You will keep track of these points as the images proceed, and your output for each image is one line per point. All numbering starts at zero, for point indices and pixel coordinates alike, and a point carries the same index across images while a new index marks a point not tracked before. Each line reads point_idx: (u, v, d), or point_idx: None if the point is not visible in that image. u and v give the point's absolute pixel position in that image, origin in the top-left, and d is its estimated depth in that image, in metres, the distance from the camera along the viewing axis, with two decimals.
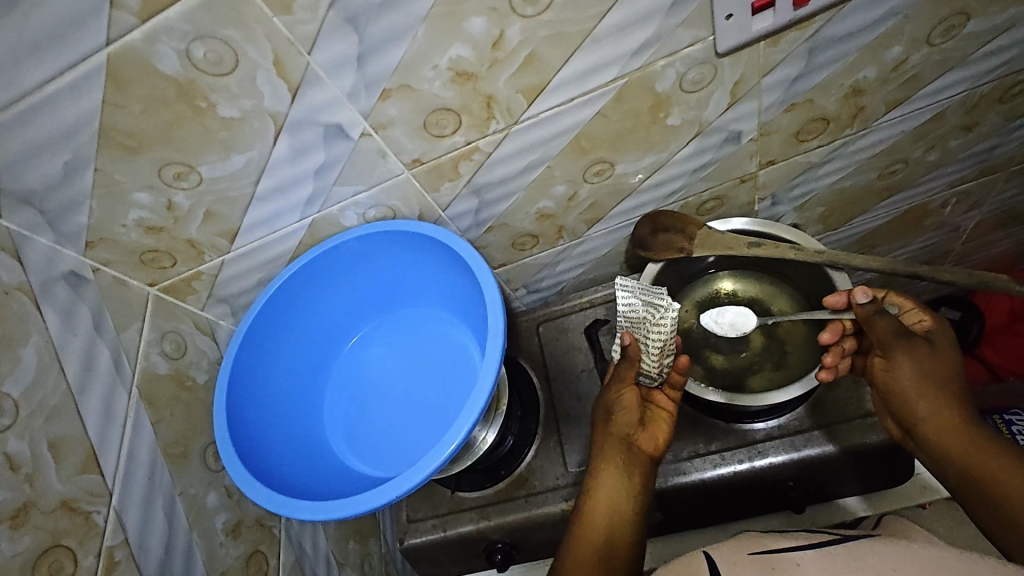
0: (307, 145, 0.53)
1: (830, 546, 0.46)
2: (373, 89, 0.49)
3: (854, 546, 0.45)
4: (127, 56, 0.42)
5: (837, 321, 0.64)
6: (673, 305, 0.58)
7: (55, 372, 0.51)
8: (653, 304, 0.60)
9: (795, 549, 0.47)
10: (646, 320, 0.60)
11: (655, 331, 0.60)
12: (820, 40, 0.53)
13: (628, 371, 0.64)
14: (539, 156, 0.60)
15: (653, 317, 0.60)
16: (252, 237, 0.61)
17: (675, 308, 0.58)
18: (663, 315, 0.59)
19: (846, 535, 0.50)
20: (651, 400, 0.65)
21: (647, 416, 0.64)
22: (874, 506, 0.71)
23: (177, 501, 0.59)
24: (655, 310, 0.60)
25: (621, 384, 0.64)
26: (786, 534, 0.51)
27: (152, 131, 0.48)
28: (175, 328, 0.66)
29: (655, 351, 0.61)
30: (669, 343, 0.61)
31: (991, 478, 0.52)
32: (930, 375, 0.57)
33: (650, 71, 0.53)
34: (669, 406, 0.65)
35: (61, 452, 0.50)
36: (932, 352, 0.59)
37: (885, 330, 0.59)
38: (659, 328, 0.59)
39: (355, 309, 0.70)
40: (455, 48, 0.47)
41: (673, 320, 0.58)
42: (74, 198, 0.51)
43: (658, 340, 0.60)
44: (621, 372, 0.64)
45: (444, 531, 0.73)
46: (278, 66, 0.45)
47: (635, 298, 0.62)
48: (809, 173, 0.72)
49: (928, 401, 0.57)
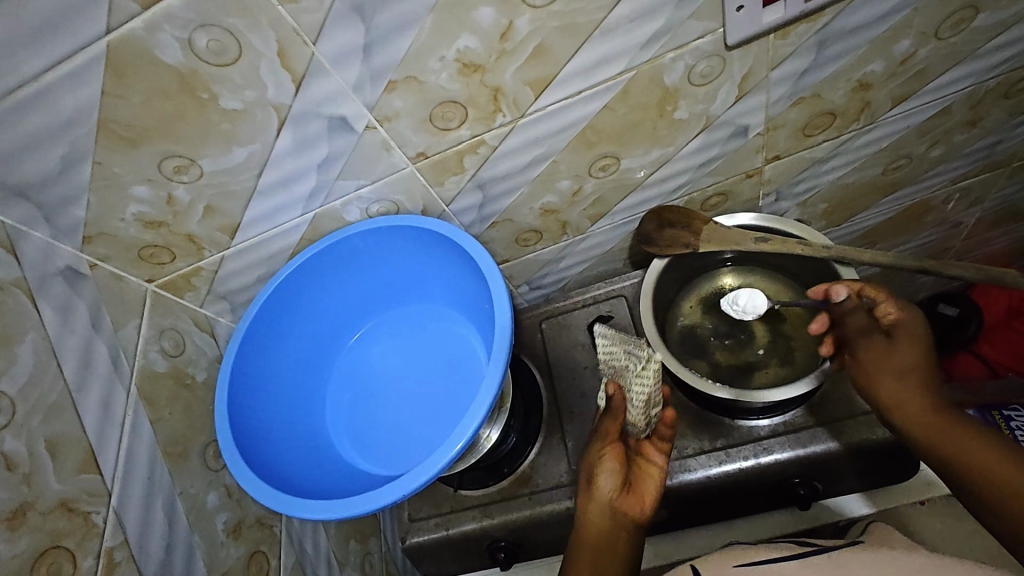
0: (311, 138, 0.52)
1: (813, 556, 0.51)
2: (378, 81, 0.48)
3: (840, 558, 0.50)
4: (128, 44, 0.41)
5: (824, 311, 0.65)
6: (653, 354, 0.58)
7: (53, 370, 0.50)
8: (634, 353, 0.59)
9: None
10: (628, 370, 0.60)
11: (638, 382, 0.59)
12: (829, 33, 0.53)
13: (613, 428, 0.63)
14: (544, 151, 0.59)
15: (635, 368, 0.59)
16: (252, 232, 0.60)
17: (657, 357, 0.57)
18: (644, 367, 0.58)
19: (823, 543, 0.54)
20: (640, 457, 0.64)
21: (634, 475, 0.63)
22: (875, 504, 0.71)
23: (177, 500, 0.58)
24: (636, 359, 0.59)
25: (602, 442, 0.63)
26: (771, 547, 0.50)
27: (152, 122, 0.47)
28: (173, 325, 0.65)
29: (641, 402, 0.60)
30: (654, 394, 0.60)
31: (985, 473, 0.52)
32: (911, 370, 0.59)
33: (659, 64, 0.52)
34: (659, 461, 0.64)
35: (59, 452, 0.48)
36: (902, 346, 0.61)
37: (861, 326, 0.62)
38: (641, 379, 0.59)
39: (358, 305, 0.69)
40: (463, 38, 0.46)
41: (654, 372, 0.58)
42: (72, 192, 0.50)
43: (642, 391, 0.59)
44: (605, 429, 0.64)
45: (447, 530, 0.72)
46: (282, 56, 0.44)
47: (615, 347, 0.61)
48: (814, 169, 0.71)
49: (910, 399, 0.58)
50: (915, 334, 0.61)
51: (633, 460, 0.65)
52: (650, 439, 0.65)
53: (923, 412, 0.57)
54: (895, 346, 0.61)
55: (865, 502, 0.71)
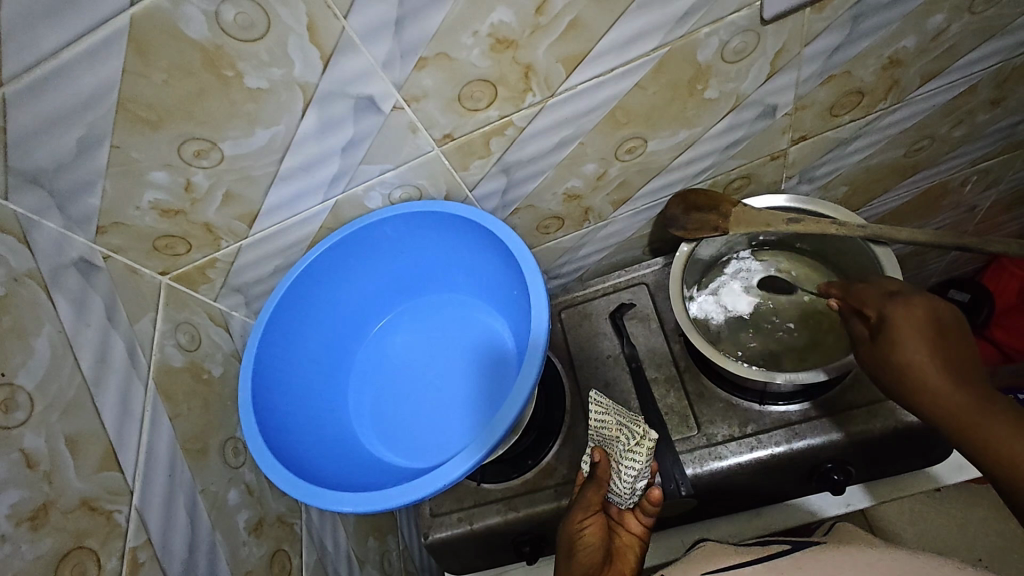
0: (336, 120, 0.50)
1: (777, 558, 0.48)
2: (408, 57, 0.46)
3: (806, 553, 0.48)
4: (153, 18, 0.39)
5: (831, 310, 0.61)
6: (652, 432, 0.57)
7: (69, 365, 0.48)
8: (629, 427, 0.58)
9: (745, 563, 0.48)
10: (619, 443, 0.58)
11: (628, 456, 0.56)
12: (864, 7, 0.52)
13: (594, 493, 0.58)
14: (571, 132, 0.57)
15: (627, 442, 0.57)
16: (271, 221, 0.58)
17: (656, 435, 0.56)
18: (638, 443, 0.56)
19: (793, 541, 0.52)
20: (621, 526, 0.58)
21: (616, 546, 0.56)
22: (876, 496, 0.72)
23: (199, 498, 0.56)
24: (632, 433, 0.57)
25: (586, 510, 0.58)
26: (745, 549, 0.53)
27: (173, 103, 0.45)
28: (188, 319, 0.62)
29: (630, 475, 0.56)
30: (642, 471, 0.57)
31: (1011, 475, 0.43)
32: (937, 357, 0.48)
33: (693, 39, 0.51)
34: (639, 531, 0.58)
35: (78, 449, 0.46)
36: (910, 326, 0.50)
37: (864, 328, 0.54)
38: (634, 454, 0.56)
39: (380, 294, 0.68)
40: (497, 12, 0.44)
41: (647, 449, 0.56)
42: (87, 178, 0.48)
43: (631, 468, 0.56)
44: (588, 496, 0.58)
45: (470, 525, 0.70)
46: (311, 30, 0.43)
47: (609, 417, 0.59)
48: (838, 150, 0.71)
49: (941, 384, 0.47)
50: (928, 313, 0.50)
51: (613, 531, 0.58)
52: (634, 509, 0.59)
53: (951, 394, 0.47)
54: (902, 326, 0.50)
55: (866, 495, 0.72)
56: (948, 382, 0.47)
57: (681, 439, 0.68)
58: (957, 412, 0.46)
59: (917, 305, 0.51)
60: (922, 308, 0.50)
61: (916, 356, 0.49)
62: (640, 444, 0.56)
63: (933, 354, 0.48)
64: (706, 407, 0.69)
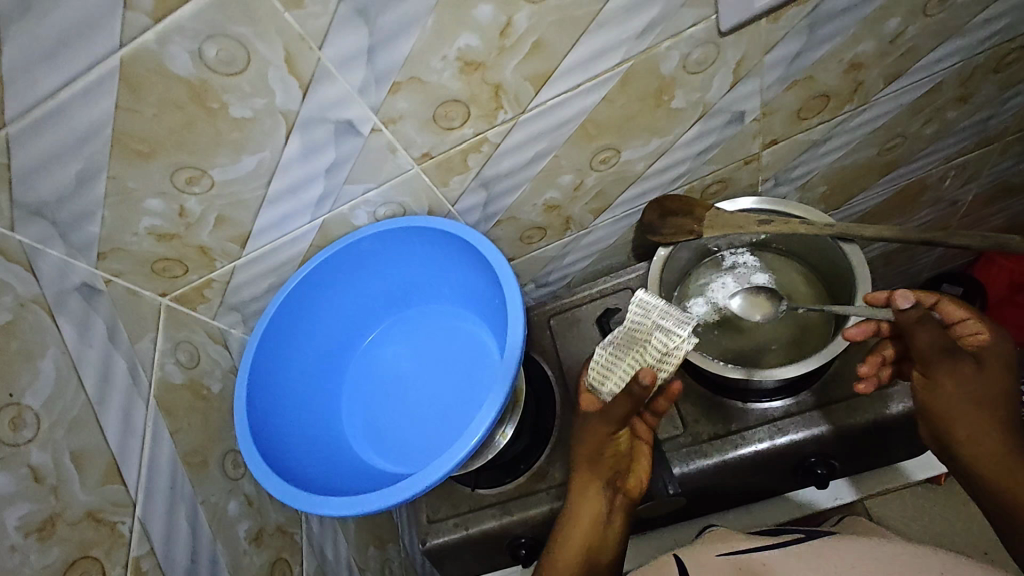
0: (318, 144, 0.53)
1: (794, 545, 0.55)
2: (383, 82, 0.49)
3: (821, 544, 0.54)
4: (140, 58, 0.42)
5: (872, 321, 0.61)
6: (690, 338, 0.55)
7: (74, 384, 0.50)
8: (661, 334, 0.55)
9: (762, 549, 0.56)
10: (649, 352, 0.56)
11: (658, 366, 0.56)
12: (819, 15, 0.54)
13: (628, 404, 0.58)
14: (544, 146, 0.60)
15: (659, 350, 0.55)
16: (262, 241, 0.61)
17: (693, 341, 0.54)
18: (670, 351, 0.55)
19: (807, 532, 0.59)
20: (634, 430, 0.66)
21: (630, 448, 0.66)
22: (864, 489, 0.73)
23: (199, 509, 0.59)
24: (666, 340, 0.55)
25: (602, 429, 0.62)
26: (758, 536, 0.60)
27: (164, 135, 0.48)
28: (187, 338, 0.65)
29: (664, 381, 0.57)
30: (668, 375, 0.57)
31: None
32: (965, 398, 0.57)
33: (655, 53, 0.53)
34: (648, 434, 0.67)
35: (83, 464, 0.49)
36: (987, 375, 0.57)
37: (931, 344, 0.56)
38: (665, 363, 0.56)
39: (370, 307, 0.70)
40: (464, 36, 0.47)
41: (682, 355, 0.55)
42: (87, 208, 0.51)
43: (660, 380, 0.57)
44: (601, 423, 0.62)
45: (466, 530, 0.72)
46: (289, 62, 0.45)
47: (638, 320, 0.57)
48: (810, 152, 0.73)
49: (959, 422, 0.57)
50: (1001, 358, 0.58)
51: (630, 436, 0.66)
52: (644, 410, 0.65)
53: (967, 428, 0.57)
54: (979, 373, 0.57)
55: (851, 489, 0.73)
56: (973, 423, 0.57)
57: (668, 438, 0.69)
58: (978, 452, 0.57)
59: (1001, 352, 0.58)
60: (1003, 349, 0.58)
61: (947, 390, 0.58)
62: (674, 351, 0.55)
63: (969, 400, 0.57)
64: (691, 406, 0.70)
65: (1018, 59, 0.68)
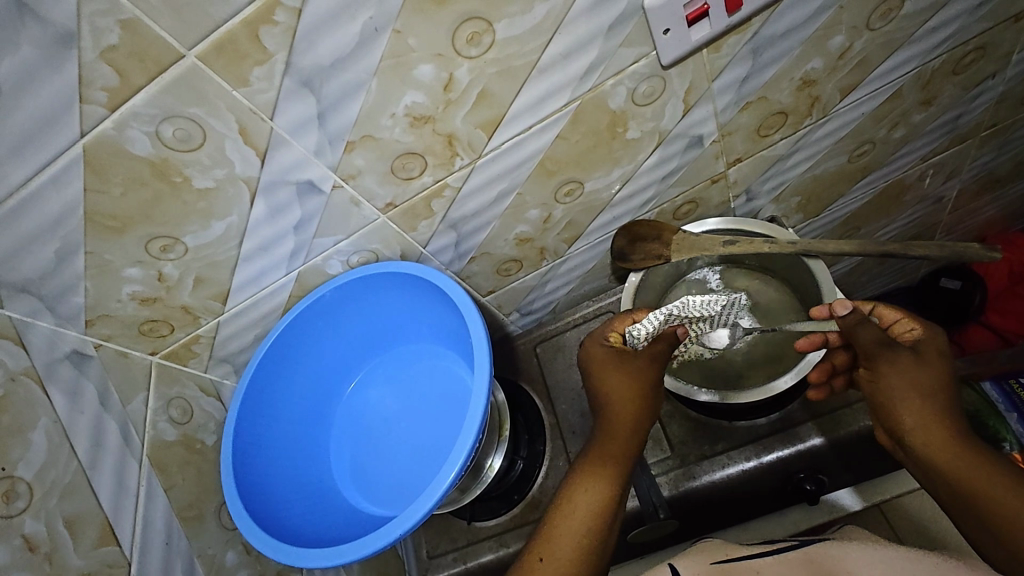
0: (283, 204, 0.55)
1: (789, 552, 0.51)
2: (337, 143, 0.51)
3: (818, 554, 0.49)
4: (102, 143, 0.45)
5: (818, 332, 0.62)
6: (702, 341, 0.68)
7: (66, 451, 0.53)
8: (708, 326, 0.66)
9: (755, 556, 0.52)
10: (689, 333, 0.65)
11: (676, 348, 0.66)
12: (760, 40, 0.55)
13: (660, 349, 0.61)
14: (506, 186, 0.62)
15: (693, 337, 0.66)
16: (242, 297, 0.63)
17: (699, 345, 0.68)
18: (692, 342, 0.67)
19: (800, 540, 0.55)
20: None
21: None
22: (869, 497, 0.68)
23: (196, 562, 0.61)
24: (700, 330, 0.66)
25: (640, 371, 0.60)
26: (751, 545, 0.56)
27: (134, 210, 0.50)
28: (180, 394, 0.67)
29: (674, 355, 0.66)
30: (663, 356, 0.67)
31: (989, 496, 0.48)
32: (915, 389, 0.54)
33: (601, 91, 0.55)
34: None
35: (77, 529, 0.51)
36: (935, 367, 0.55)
37: (874, 337, 0.56)
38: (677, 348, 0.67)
39: (352, 352, 0.72)
40: (409, 95, 0.49)
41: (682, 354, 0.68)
42: (68, 281, 0.53)
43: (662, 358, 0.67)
44: (640, 360, 0.60)
45: (466, 564, 0.73)
46: (243, 134, 0.48)
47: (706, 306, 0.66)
48: (778, 166, 0.73)
49: (914, 413, 0.54)
50: (938, 351, 0.56)
51: None
52: None
53: (925, 417, 0.53)
54: (930, 362, 0.55)
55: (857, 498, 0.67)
56: (933, 413, 0.53)
57: (656, 461, 0.69)
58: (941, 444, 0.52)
59: (939, 346, 0.56)
60: (940, 343, 0.56)
61: (899, 382, 0.55)
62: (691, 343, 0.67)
63: (926, 388, 0.54)
64: (677, 427, 0.70)
65: (977, 59, 0.68)
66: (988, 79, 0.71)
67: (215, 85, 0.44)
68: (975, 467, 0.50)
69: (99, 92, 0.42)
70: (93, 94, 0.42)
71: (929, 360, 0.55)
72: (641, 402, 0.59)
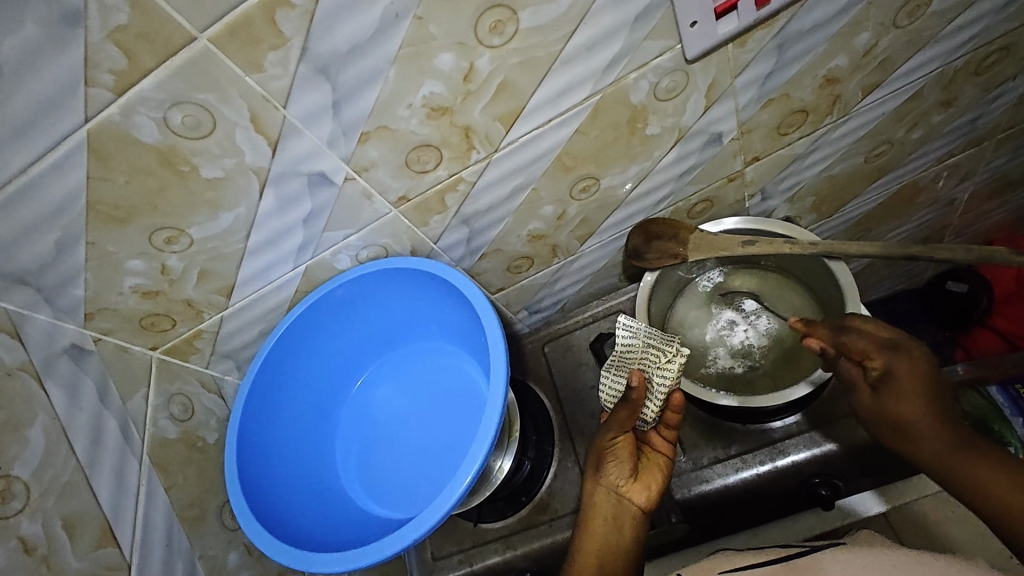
0: (293, 197, 0.53)
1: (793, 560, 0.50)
2: (351, 134, 0.49)
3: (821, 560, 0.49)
4: (107, 130, 0.43)
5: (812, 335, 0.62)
6: (681, 349, 0.59)
7: (64, 448, 0.51)
8: (658, 347, 0.61)
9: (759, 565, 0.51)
10: (649, 363, 0.61)
11: (658, 375, 0.59)
12: (787, 36, 0.54)
13: (627, 417, 0.60)
14: (522, 180, 0.60)
15: (658, 360, 0.60)
16: (247, 291, 0.61)
17: (685, 351, 0.59)
18: (668, 359, 0.59)
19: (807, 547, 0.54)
20: (647, 446, 0.64)
21: (641, 464, 0.62)
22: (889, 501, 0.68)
23: (197, 563, 0.59)
24: (661, 354, 0.60)
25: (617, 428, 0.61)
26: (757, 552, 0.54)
27: (139, 199, 0.48)
28: (181, 390, 0.65)
29: (662, 397, 0.59)
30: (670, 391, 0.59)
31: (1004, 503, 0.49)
32: (911, 422, 0.53)
33: (623, 85, 0.53)
34: (665, 449, 0.63)
35: (75, 529, 0.49)
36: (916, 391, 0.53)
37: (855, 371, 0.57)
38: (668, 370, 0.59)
39: (359, 350, 0.70)
40: (427, 84, 0.47)
41: (677, 364, 0.59)
42: (68, 273, 0.51)
43: (663, 386, 0.59)
44: (619, 419, 0.60)
45: (471, 566, 0.72)
46: (255, 123, 0.46)
47: (636, 342, 0.63)
48: (795, 165, 0.72)
49: (933, 442, 0.53)
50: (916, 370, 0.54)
51: (642, 449, 0.64)
52: (656, 428, 0.63)
53: (937, 444, 0.53)
54: (903, 393, 0.53)
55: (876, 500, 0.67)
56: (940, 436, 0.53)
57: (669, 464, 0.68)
58: (953, 465, 0.52)
59: (906, 367, 0.54)
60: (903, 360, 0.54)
61: (905, 414, 0.53)
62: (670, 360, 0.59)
63: (925, 416, 0.53)
64: (690, 430, 0.69)
65: (1000, 60, 0.67)
66: (1009, 80, 0.70)
67: (228, 70, 0.42)
68: (998, 476, 0.50)
69: (106, 74, 0.40)
70: (100, 77, 0.40)
71: (888, 392, 0.54)
72: (616, 461, 0.61)
